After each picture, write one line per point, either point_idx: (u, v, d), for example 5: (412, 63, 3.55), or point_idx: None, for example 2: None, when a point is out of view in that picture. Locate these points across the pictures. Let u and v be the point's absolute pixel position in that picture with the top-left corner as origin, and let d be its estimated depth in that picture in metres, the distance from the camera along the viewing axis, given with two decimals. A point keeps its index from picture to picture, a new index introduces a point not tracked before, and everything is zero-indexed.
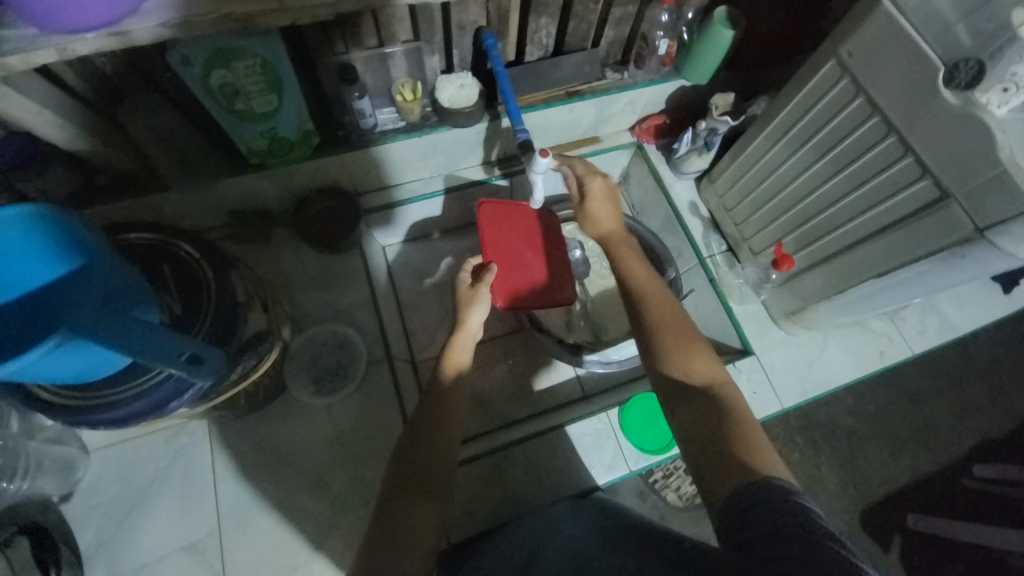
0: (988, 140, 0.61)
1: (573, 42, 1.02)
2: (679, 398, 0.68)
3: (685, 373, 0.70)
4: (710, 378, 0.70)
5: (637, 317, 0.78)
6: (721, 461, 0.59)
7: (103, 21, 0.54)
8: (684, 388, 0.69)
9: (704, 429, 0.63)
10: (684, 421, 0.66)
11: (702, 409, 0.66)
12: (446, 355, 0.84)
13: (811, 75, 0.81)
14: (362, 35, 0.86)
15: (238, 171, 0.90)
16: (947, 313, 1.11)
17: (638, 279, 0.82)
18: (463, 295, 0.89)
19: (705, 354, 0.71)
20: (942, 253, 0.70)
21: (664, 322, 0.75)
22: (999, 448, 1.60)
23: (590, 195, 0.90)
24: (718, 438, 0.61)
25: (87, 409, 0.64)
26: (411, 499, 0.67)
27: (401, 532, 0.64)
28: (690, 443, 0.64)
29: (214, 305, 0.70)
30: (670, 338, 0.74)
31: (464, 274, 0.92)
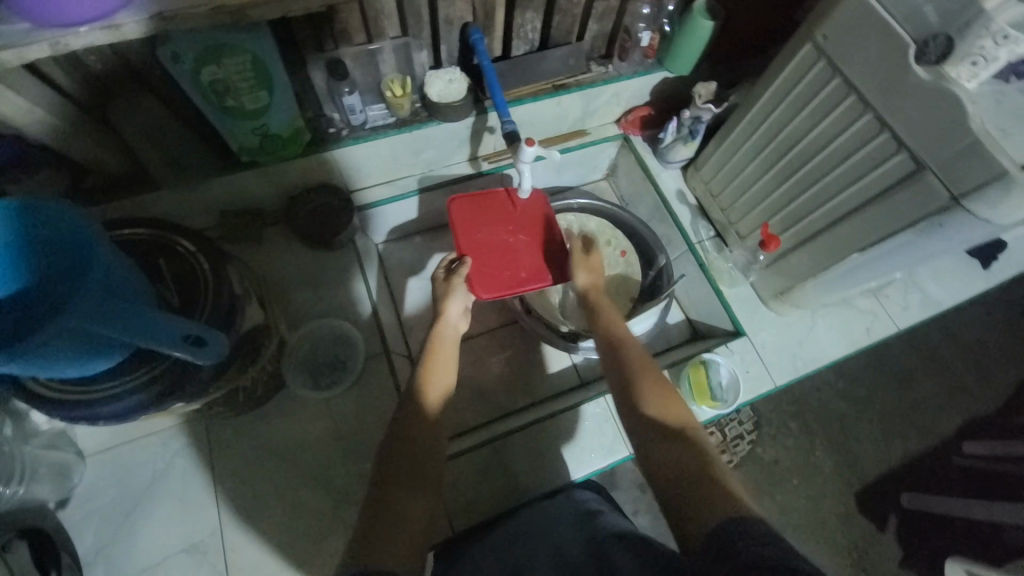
0: (959, 111, 0.64)
1: (558, 37, 1.04)
2: (656, 440, 0.69)
3: (662, 416, 0.72)
4: (686, 423, 0.71)
5: (618, 364, 0.81)
6: (697, 501, 0.59)
7: (94, 11, 0.55)
8: (661, 429, 0.70)
9: (679, 469, 0.64)
10: (660, 463, 0.67)
11: (679, 452, 0.67)
12: (422, 380, 0.79)
13: (789, 58, 0.84)
14: (350, 32, 0.87)
15: (230, 170, 0.90)
16: (929, 289, 1.14)
17: (618, 330, 0.86)
18: (439, 288, 0.91)
19: (680, 400, 0.74)
20: (920, 223, 0.73)
21: (642, 369, 0.78)
22: (986, 425, 1.64)
23: (594, 253, 0.96)
24: (692, 479, 0.62)
25: (86, 405, 0.63)
26: (410, 488, 0.67)
27: (393, 512, 0.64)
28: (665, 483, 0.64)
29: (212, 295, 0.70)
30: (649, 382, 0.76)
31: (438, 268, 0.94)
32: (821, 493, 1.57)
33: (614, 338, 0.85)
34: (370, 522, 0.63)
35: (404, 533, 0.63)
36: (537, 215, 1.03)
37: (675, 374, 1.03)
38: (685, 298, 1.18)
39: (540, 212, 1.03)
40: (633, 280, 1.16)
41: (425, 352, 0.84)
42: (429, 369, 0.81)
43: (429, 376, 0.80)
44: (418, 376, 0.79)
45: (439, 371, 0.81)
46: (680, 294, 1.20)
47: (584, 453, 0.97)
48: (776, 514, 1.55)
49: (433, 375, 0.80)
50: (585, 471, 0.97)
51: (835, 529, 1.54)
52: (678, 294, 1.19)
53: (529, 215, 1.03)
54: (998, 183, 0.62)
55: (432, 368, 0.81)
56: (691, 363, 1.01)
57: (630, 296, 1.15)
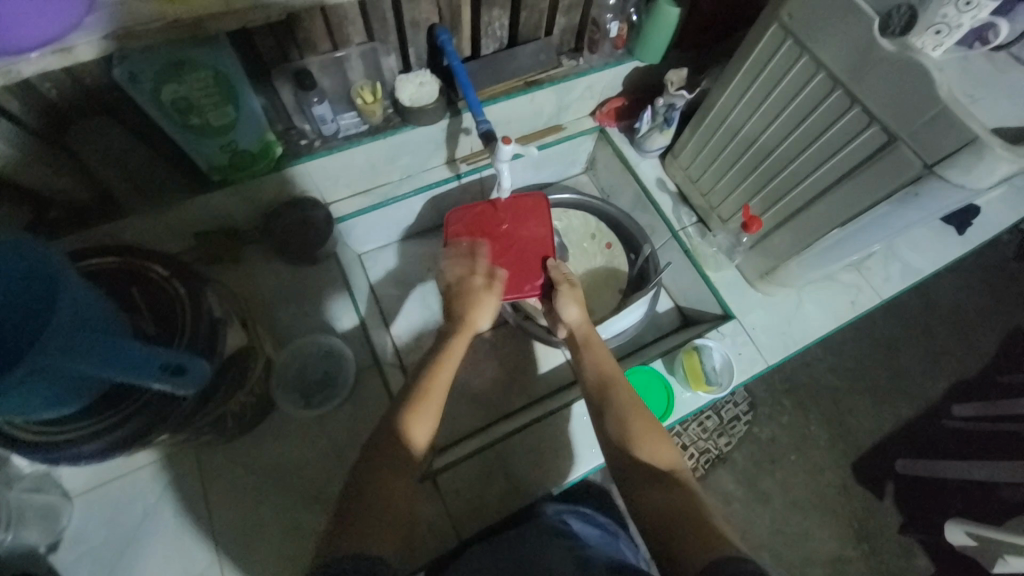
0: (926, 79, 0.65)
1: (526, 33, 1.03)
2: (646, 482, 0.70)
3: (650, 457, 0.73)
4: (672, 465, 0.73)
5: (606, 403, 0.80)
6: (689, 540, 0.60)
7: (45, 34, 0.52)
8: (650, 471, 0.71)
9: (669, 508, 0.66)
10: (649, 504, 0.68)
11: (668, 496, 0.68)
12: (409, 415, 0.74)
13: (757, 40, 0.85)
14: (314, 40, 0.85)
15: (200, 190, 0.88)
16: (909, 258, 1.16)
17: (606, 370, 0.85)
18: (471, 296, 0.89)
19: (667, 441, 0.76)
20: (898, 192, 0.73)
21: (631, 408, 0.78)
22: (972, 386, 1.67)
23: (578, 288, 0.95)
24: (683, 519, 0.64)
25: (66, 444, 0.60)
26: (379, 473, 0.67)
27: (371, 498, 0.65)
28: (655, 522, 0.65)
29: (190, 321, 0.67)
30: (638, 422, 0.77)
31: (479, 276, 0.91)
32: (820, 466, 1.59)
33: (602, 377, 0.84)
34: (345, 508, 0.63)
35: (385, 517, 0.64)
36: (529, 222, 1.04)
37: (669, 361, 1.03)
38: (673, 286, 1.19)
39: (531, 219, 1.04)
40: (621, 272, 1.19)
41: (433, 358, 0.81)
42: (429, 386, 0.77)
43: (418, 411, 0.74)
44: (406, 416, 0.73)
45: (437, 385, 0.78)
46: (668, 282, 1.20)
47: (584, 449, 0.96)
48: (778, 491, 1.56)
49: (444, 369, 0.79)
50: (588, 467, 0.95)
51: (836, 501, 1.56)
52: (666, 282, 1.20)
53: (521, 222, 1.04)
54: (969, 148, 0.63)
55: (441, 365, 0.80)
56: (684, 349, 1.02)
57: (619, 287, 1.18)
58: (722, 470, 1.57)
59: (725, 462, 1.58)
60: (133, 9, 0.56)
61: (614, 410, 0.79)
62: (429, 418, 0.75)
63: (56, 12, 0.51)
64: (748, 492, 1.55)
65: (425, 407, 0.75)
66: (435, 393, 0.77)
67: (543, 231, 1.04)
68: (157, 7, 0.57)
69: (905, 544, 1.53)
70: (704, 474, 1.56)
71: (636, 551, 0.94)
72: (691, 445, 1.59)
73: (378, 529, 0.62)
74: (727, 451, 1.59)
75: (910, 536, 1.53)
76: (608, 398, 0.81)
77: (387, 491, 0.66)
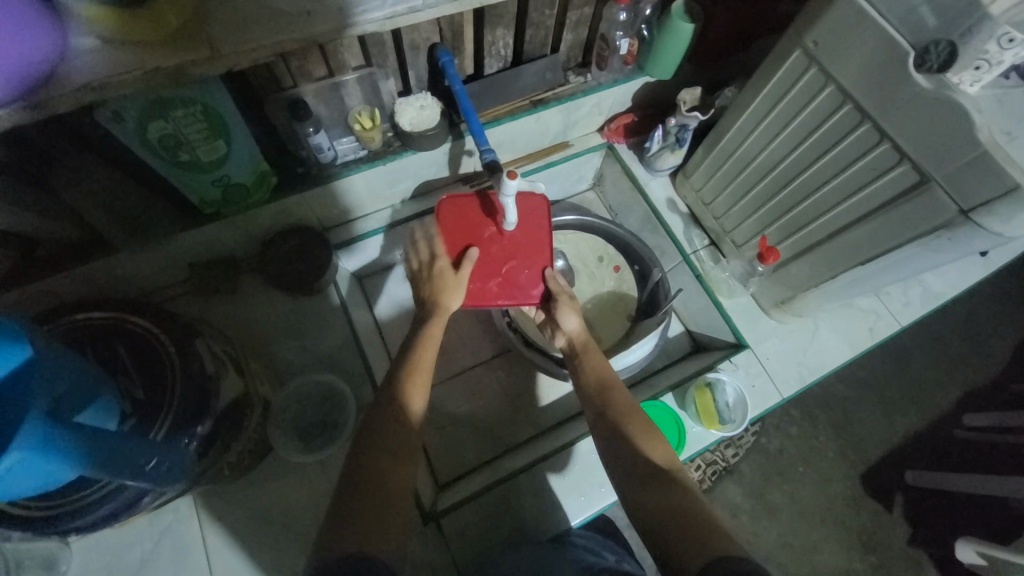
0: (966, 123, 0.60)
1: (532, 50, 0.98)
2: (643, 484, 0.66)
3: (649, 454, 0.70)
4: (671, 464, 0.69)
5: (603, 404, 0.78)
6: (684, 540, 0.57)
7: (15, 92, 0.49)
8: (650, 473, 0.67)
9: (666, 509, 0.62)
10: (648, 507, 0.64)
11: (671, 494, 0.64)
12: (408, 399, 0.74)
13: (778, 65, 0.80)
14: (309, 67, 0.80)
15: (193, 224, 0.84)
16: (929, 281, 1.12)
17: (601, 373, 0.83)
18: (438, 279, 0.87)
19: (665, 441, 0.72)
20: (926, 236, 0.69)
21: (628, 411, 0.76)
22: (987, 396, 1.63)
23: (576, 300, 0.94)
24: (683, 520, 0.60)
25: (56, 518, 0.59)
26: (381, 467, 0.65)
27: (377, 497, 0.63)
28: (651, 521, 0.62)
29: (181, 383, 0.64)
30: (635, 424, 0.74)
31: (442, 258, 0.90)
32: (828, 478, 1.56)
33: (597, 379, 0.82)
34: (347, 502, 0.61)
35: (390, 506, 0.63)
36: (528, 221, 0.96)
37: (680, 396, 1.00)
38: (684, 310, 1.15)
39: (531, 220, 0.97)
40: (629, 296, 1.15)
41: (415, 343, 0.81)
42: (415, 371, 0.78)
43: (414, 371, 0.78)
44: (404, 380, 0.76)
45: (421, 369, 0.78)
46: (679, 306, 1.16)
47: (593, 488, 0.93)
48: (786, 504, 1.54)
49: (427, 352, 0.80)
50: (598, 507, 0.93)
51: (844, 513, 1.54)
52: (677, 306, 1.16)
53: (522, 221, 0.96)
54: (1009, 198, 0.58)
55: (423, 352, 0.80)
56: (696, 385, 0.98)
57: (627, 312, 1.14)
58: (728, 482, 1.55)
59: (732, 474, 1.56)
60: (118, 58, 0.53)
61: (612, 412, 0.76)
62: (421, 393, 0.76)
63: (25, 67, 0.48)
64: (756, 505, 1.53)
65: (419, 374, 0.77)
66: (422, 376, 0.78)
67: (543, 231, 0.96)
68: (137, 55, 0.53)
69: (914, 557, 1.51)
70: (711, 486, 1.54)
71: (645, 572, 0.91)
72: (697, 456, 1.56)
73: (377, 521, 0.60)
74: (734, 463, 1.56)
75: (919, 548, 1.51)
76: (605, 399, 0.79)
77: (388, 478, 0.65)
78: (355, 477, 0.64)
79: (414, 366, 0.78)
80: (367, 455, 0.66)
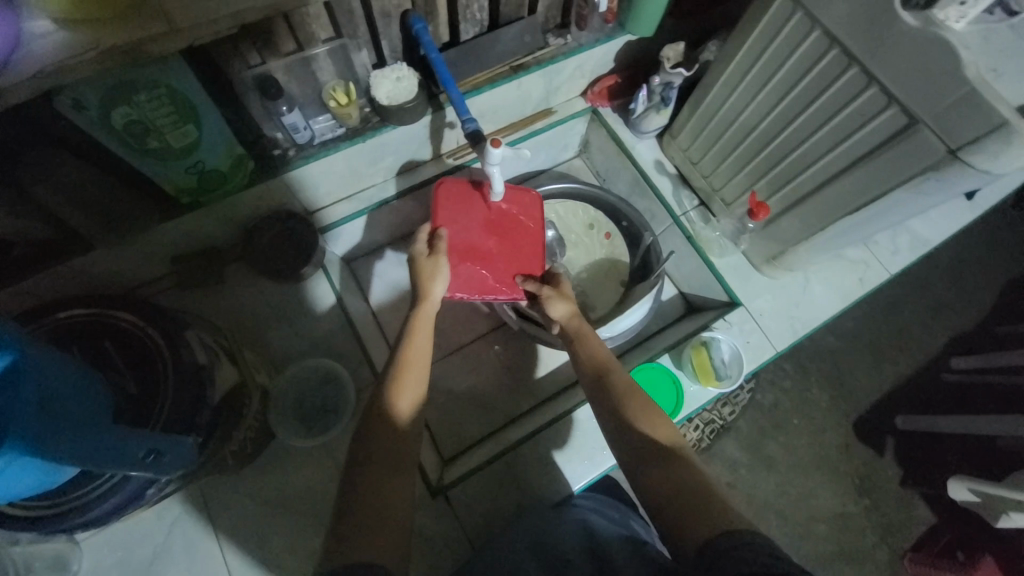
0: (954, 59, 0.59)
1: (509, 12, 0.94)
2: (649, 463, 0.66)
3: (651, 432, 0.69)
4: (672, 439, 0.69)
5: (600, 384, 0.76)
6: (692, 512, 0.59)
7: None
8: (653, 450, 0.67)
9: (672, 483, 0.63)
10: (650, 480, 0.65)
11: (675, 473, 0.64)
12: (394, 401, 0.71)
13: (762, 12, 0.77)
14: (277, 41, 0.77)
15: (172, 215, 0.82)
16: (916, 228, 1.13)
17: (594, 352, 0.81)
18: (418, 266, 0.84)
19: (666, 419, 0.71)
20: (915, 179, 0.69)
21: (628, 391, 0.74)
22: (973, 339, 1.66)
23: (563, 285, 0.91)
24: (692, 494, 0.61)
25: (61, 515, 0.58)
26: (381, 463, 0.65)
27: (378, 490, 0.63)
28: (656, 495, 0.63)
29: (173, 375, 0.63)
30: (636, 405, 0.72)
31: (419, 242, 0.87)
32: (822, 428, 1.61)
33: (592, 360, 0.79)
34: (353, 496, 0.62)
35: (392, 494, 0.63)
36: (521, 212, 0.98)
37: (677, 356, 1.01)
38: (675, 274, 1.16)
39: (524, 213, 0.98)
40: (622, 263, 1.15)
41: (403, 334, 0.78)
42: (405, 371, 0.74)
43: (401, 388, 0.72)
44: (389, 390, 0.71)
45: (412, 365, 0.75)
46: (671, 269, 1.16)
47: (595, 453, 0.95)
48: (783, 456, 1.58)
49: (414, 347, 0.76)
50: (599, 471, 0.94)
51: (838, 460, 1.59)
52: (669, 270, 1.16)
53: (515, 212, 0.97)
54: (998, 133, 0.58)
55: (411, 349, 0.76)
56: (692, 346, 1.00)
57: (621, 278, 1.14)
58: (726, 438, 1.59)
59: (729, 431, 1.59)
60: (71, 39, 0.50)
61: (610, 392, 0.74)
62: (410, 402, 0.72)
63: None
64: (754, 458, 1.57)
65: (408, 373, 0.73)
66: (411, 377, 0.74)
67: (536, 225, 0.98)
68: (90, 32, 0.50)
69: (905, 497, 1.57)
70: (709, 444, 1.57)
71: (649, 529, 0.94)
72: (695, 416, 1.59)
73: (383, 516, 0.61)
74: (731, 420, 1.60)
75: (911, 489, 1.56)
76: (603, 382, 0.76)
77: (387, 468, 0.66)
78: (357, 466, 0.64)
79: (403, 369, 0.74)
80: (367, 452, 0.66)
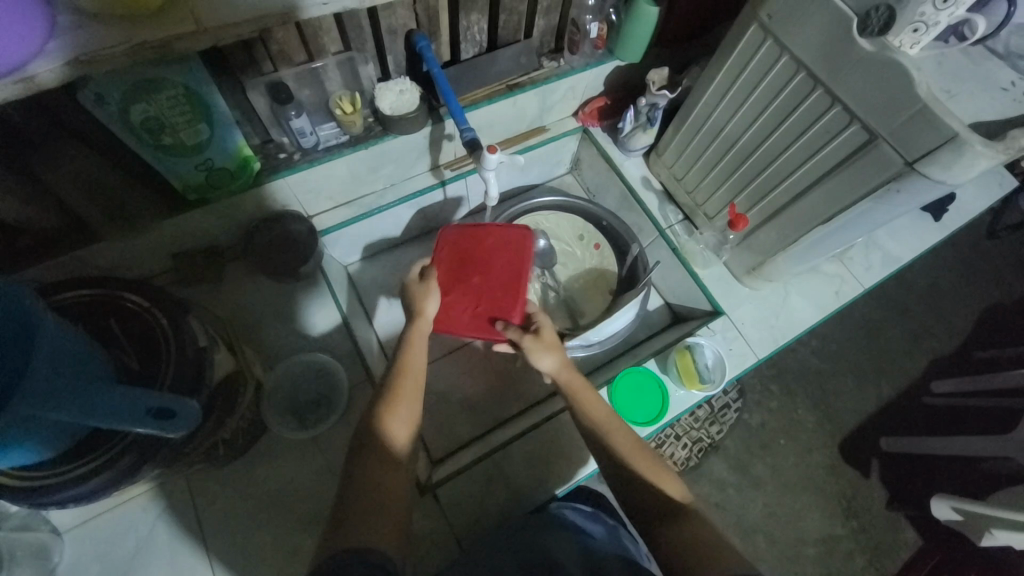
0: (907, 80, 0.66)
1: (506, 36, 1.01)
2: (658, 522, 0.68)
3: (659, 491, 0.70)
4: (681, 495, 0.70)
5: (604, 452, 0.75)
6: (695, 557, 0.61)
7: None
8: (658, 511, 0.68)
9: (679, 538, 0.64)
10: (664, 541, 0.65)
11: (674, 530, 0.65)
12: (386, 409, 0.73)
13: (737, 40, 0.85)
14: (289, 52, 0.83)
15: (177, 210, 0.84)
16: (888, 246, 1.19)
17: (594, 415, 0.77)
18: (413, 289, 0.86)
19: (670, 477, 0.72)
20: (879, 190, 0.75)
21: (633, 452, 0.73)
22: (952, 364, 1.71)
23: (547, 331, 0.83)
24: (699, 544, 0.62)
25: (51, 488, 0.58)
26: (380, 453, 0.68)
27: (369, 490, 0.64)
28: (667, 548, 0.64)
29: (173, 356, 0.65)
30: (642, 466, 0.72)
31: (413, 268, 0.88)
32: (808, 447, 1.62)
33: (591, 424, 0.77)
34: (349, 500, 0.63)
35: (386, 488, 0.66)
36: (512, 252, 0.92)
37: (662, 360, 1.05)
38: (662, 284, 1.20)
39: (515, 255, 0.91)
40: (610, 272, 1.20)
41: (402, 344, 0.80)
42: (402, 378, 0.76)
43: (395, 408, 0.73)
44: (383, 408, 0.72)
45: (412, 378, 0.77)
46: (657, 280, 1.21)
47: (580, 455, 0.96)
48: (770, 475, 1.59)
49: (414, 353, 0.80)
50: (584, 474, 0.96)
51: (825, 481, 1.60)
52: (656, 281, 1.21)
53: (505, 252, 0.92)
54: (949, 146, 0.64)
55: (410, 364, 0.78)
56: (677, 349, 1.03)
57: (609, 287, 1.19)
58: (714, 457, 1.59)
59: (717, 450, 1.60)
60: (99, 34, 0.54)
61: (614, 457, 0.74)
62: (405, 423, 0.72)
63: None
64: (741, 478, 1.58)
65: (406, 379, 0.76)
66: (409, 386, 0.76)
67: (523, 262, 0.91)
68: (123, 30, 0.54)
69: (892, 519, 1.57)
70: (697, 463, 1.58)
71: (637, 544, 0.94)
72: (684, 434, 1.60)
73: (380, 518, 0.62)
74: (719, 439, 1.61)
75: (897, 511, 1.57)
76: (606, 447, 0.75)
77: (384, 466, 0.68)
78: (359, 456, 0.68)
79: (398, 384, 0.75)
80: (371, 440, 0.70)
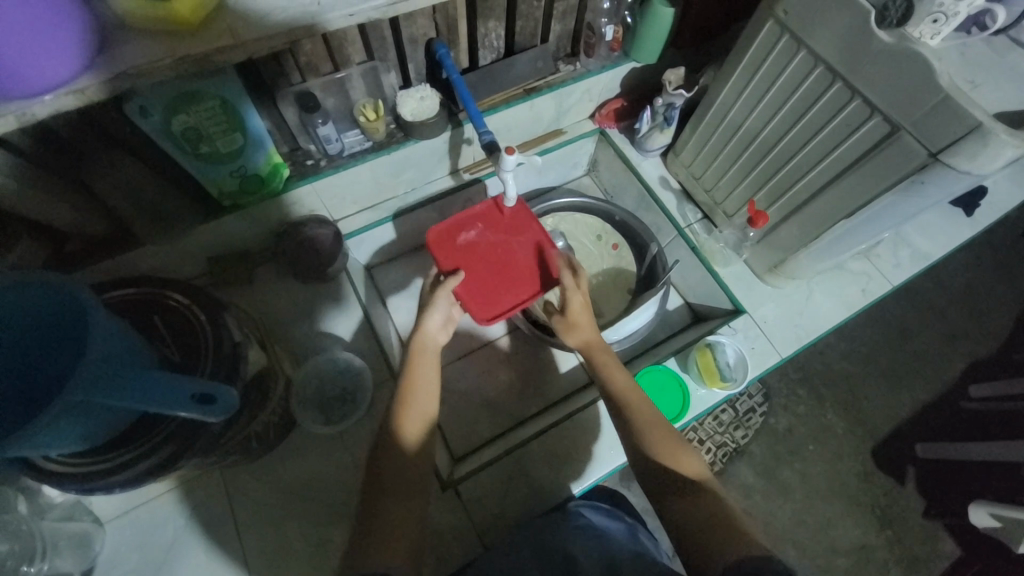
0: (929, 70, 0.65)
1: (523, 41, 1.04)
2: (679, 497, 0.67)
3: (676, 467, 0.71)
4: (699, 474, 0.71)
5: (621, 417, 0.78)
6: (714, 535, 0.60)
7: (16, 97, 0.52)
8: (677, 485, 0.68)
9: (694, 520, 0.64)
10: (681, 515, 0.65)
11: (691, 506, 0.65)
12: (402, 418, 0.74)
13: (753, 37, 0.85)
14: (316, 62, 0.87)
15: (212, 215, 0.89)
16: (917, 242, 1.16)
17: (619, 387, 0.81)
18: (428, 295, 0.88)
19: (688, 451, 0.73)
20: (902, 182, 0.74)
21: (650, 425, 0.76)
22: (990, 366, 1.64)
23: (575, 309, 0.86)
24: (715, 528, 0.61)
25: (99, 474, 0.62)
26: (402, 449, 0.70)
27: (395, 492, 0.68)
28: (686, 523, 0.64)
29: (211, 352, 0.68)
30: (659, 437, 0.74)
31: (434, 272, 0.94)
32: (839, 453, 1.57)
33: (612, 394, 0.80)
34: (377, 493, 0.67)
35: (410, 479, 0.70)
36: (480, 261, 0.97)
37: (683, 359, 1.04)
38: (682, 284, 1.20)
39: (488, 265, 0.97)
40: (628, 272, 1.21)
41: (405, 367, 0.80)
42: (409, 394, 0.76)
43: (406, 413, 0.75)
44: (395, 413, 0.74)
45: (416, 394, 0.76)
46: (677, 280, 1.20)
47: (601, 452, 0.96)
48: (798, 481, 1.55)
49: (419, 379, 0.78)
50: (604, 472, 0.96)
51: (857, 488, 1.54)
52: (675, 280, 1.20)
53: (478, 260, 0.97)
54: (975, 135, 0.63)
55: (414, 380, 0.78)
56: (697, 347, 1.03)
57: (627, 287, 1.20)
58: (739, 462, 1.56)
59: (742, 455, 1.57)
60: (147, 50, 0.58)
61: (631, 426, 0.76)
62: (417, 424, 0.74)
63: (41, 74, 0.51)
64: (768, 484, 1.54)
65: (412, 401, 0.75)
66: (422, 395, 0.77)
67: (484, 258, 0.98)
68: (166, 46, 0.59)
69: (930, 529, 1.50)
70: (722, 468, 1.55)
71: (658, 543, 0.93)
72: (708, 439, 1.57)
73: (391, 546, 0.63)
74: (744, 443, 1.58)
75: (935, 520, 1.51)
76: (625, 416, 0.77)
77: (407, 459, 0.71)
78: (386, 451, 0.72)
79: (406, 395, 0.76)
80: (396, 434, 0.72)
